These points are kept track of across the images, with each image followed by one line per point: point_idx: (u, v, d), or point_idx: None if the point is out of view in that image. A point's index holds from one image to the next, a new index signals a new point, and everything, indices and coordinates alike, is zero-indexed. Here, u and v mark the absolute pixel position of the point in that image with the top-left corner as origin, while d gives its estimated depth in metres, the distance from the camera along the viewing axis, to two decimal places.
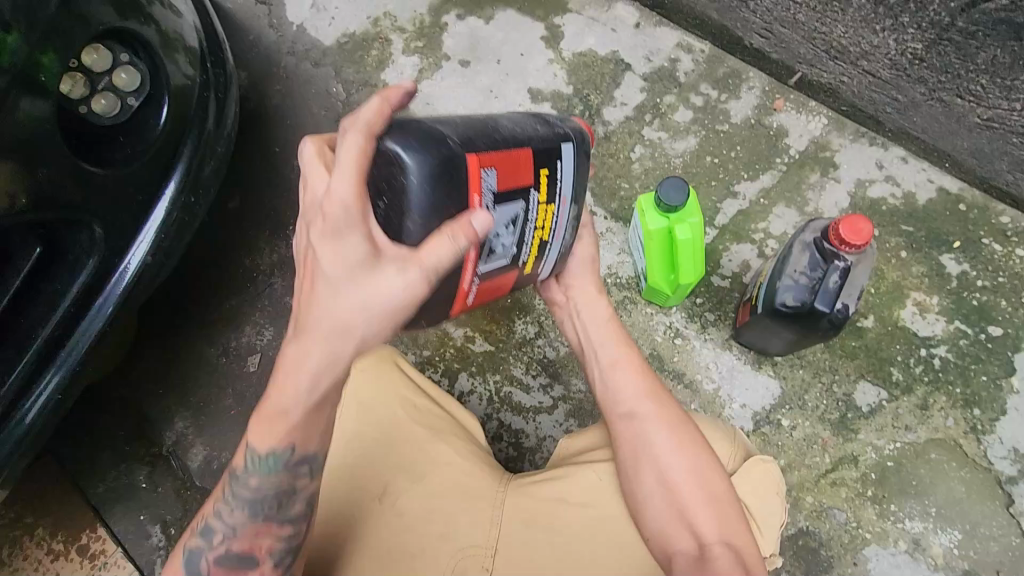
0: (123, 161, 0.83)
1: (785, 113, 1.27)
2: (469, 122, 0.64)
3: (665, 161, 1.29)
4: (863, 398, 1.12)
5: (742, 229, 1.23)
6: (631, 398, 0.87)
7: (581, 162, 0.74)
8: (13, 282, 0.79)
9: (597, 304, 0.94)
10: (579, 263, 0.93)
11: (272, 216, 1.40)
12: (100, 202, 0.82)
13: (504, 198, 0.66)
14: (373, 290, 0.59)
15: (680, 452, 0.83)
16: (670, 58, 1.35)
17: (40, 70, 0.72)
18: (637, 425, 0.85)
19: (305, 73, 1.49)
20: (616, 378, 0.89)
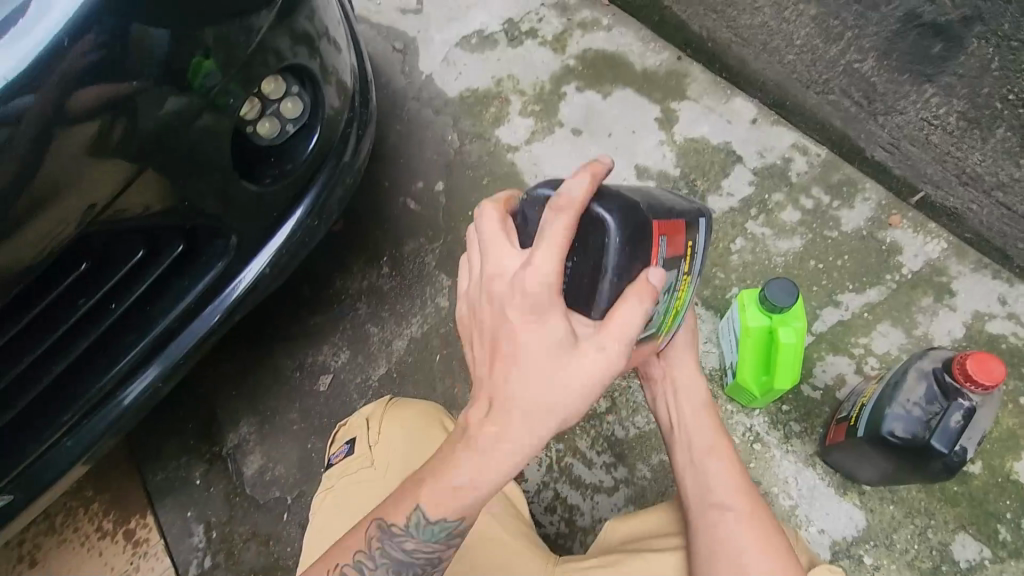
0: (272, 181, 0.90)
1: (900, 230, 1.23)
2: (642, 194, 0.69)
3: (765, 257, 1.27)
4: (961, 552, 1.01)
5: (841, 340, 1.17)
6: (721, 490, 0.81)
7: (719, 229, 0.78)
8: (149, 273, 0.85)
9: (696, 384, 0.91)
10: (682, 339, 0.92)
11: (370, 245, 1.46)
12: (243, 214, 0.88)
13: (668, 269, 0.69)
14: (582, 363, 0.61)
15: (765, 562, 0.73)
16: (783, 157, 1.35)
17: (227, 93, 0.79)
18: (722, 519, 0.77)
19: (425, 119, 1.59)
20: (705, 465, 0.84)
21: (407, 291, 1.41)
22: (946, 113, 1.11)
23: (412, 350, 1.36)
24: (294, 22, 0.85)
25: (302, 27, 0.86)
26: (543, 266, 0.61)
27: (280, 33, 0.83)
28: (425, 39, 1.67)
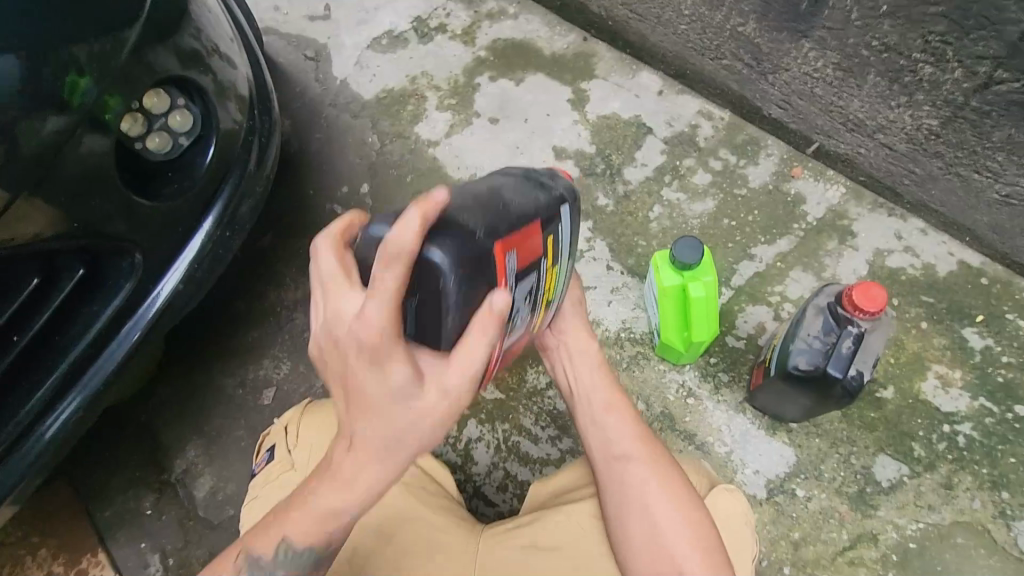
0: (169, 196, 0.89)
1: (802, 181, 1.30)
2: (481, 204, 0.65)
3: (683, 221, 1.32)
4: (883, 473, 1.07)
5: (758, 291, 1.23)
6: (620, 440, 0.86)
7: (575, 216, 0.76)
8: (53, 300, 0.84)
9: (588, 346, 0.95)
10: (567, 306, 0.95)
11: (301, 255, 1.46)
12: (143, 232, 0.88)
13: (520, 280, 0.69)
14: (421, 408, 0.62)
15: (666, 493, 0.81)
16: (690, 124, 1.40)
17: (106, 110, 0.79)
18: (624, 466, 0.84)
19: (344, 123, 1.59)
20: (605, 422, 0.89)
21: None
22: (822, 65, 1.18)
23: None
24: (179, 41, 0.87)
25: (188, 45, 0.89)
26: (376, 314, 0.59)
27: (162, 50, 0.84)
28: (337, 44, 1.67)
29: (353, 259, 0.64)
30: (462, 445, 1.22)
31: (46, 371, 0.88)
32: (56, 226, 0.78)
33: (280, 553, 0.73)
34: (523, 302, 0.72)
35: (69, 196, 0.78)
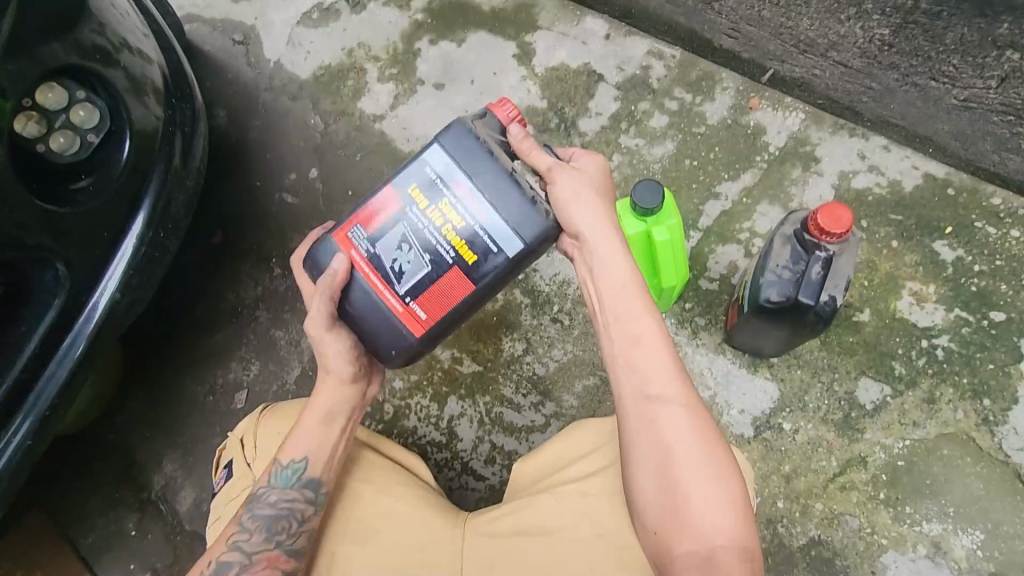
0: (84, 200, 0.83)
1: (761, 111, 1.26)
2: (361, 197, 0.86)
3: (644, 167, 1.28)
4: (866, 396, 1.07)
5: (727, 229, 1.20)
6: (657, 380, 0.75)
7: (461, 143, 0.78)
8: None
9: (620, 266, 0.80)
10: (592, 220, 0.80)
11: (255, 250, 1.39)
12: (61, 241, 0.81)
13: (387, 223, 0.81)
14: (328, 341, 0.85)
15: (695, 444, 0.72)
16: (642, 66, 1.35)
17: None
18: (655, 407, 0.74)
19: (284, 107, 1.51)
20: (636, 355, 0.77)
21: None
22: None
23: None
24: (78, 35, 0.80)
25: (91, 41, 0.82)
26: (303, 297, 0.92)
27: (57, 45, 0.77)
28: (264, 23, 1.57)
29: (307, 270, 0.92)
30: (445, 423, 1.19)
31: None
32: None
33: (261, 492, 0.83)
34: (409, 242, 0.80)
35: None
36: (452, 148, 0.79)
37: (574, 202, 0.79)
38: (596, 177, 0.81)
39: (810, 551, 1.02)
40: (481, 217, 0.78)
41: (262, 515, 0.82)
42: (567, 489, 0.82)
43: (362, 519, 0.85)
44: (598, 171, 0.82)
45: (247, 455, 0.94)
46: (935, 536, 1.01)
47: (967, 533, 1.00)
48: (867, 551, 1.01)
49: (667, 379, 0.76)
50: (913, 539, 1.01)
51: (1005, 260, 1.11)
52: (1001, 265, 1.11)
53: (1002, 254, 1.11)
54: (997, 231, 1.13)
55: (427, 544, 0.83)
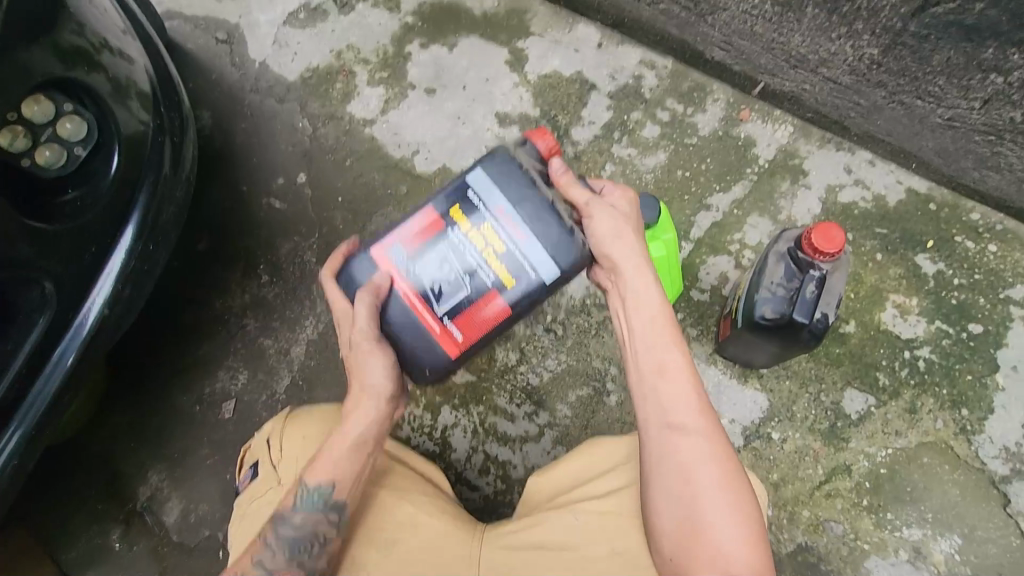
0: (73, 214, 0.81)
1: (751, 123, 1.28)
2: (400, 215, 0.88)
3: (636, 177, 1.29)
4: (851, 406, 1.10)
5: (718, 241, 1.22)
6: (680, 409, 0.77)
7: (506, 172, 0.82)
8: None
9: (650, 298, 0.82)
10: (620, 252, 0.82)
11: (243, 256, 1.37)
12: (53, 258, 0.79)
13: (431, 244, 0.83)
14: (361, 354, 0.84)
15: (712, 475, 0.74)
16: (634, 75, 1.35)
17: None
18: (676, 436, 0.76)
19: (271, 109, 1.48)
20: (661, 384, 0.79)
21: (292, 295, 1.33)
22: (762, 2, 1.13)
23: (312, 353, 1.29)
24: (57, 36, 0.76)
25: (71, 41, 0.78)
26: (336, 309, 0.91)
27: (38, 47, 0.73)
28: (250, 22, 1.54)
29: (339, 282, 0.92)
30: (439, 433, 1.19)
31: None
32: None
33: (287, 513, 0.81)
34: (451, 263, 0.82)
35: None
36: (494, 175, 0.83)
37: (613, 240, 0.82)
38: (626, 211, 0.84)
39: (797, 557, 1.05)
40: (521, 240, 0.81)
41: (285, 537, 0.80)
42: (589, 506, 0.82)
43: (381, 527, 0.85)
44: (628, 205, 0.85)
45: (271, 459, 0.91)
46: (916, 542, 1.04)
47: (946, 538, 1.04)
48: (851, 556, 1.04)
49: (688, 409, 0.77)
50: (895, 545, 1.04)
51: (983, 274, 1.15)
52: (980, 279, 1.15)
53: (980, 268, 1.15)
54: (975, 245, 1.17)
55: (444, 556, 0.83)
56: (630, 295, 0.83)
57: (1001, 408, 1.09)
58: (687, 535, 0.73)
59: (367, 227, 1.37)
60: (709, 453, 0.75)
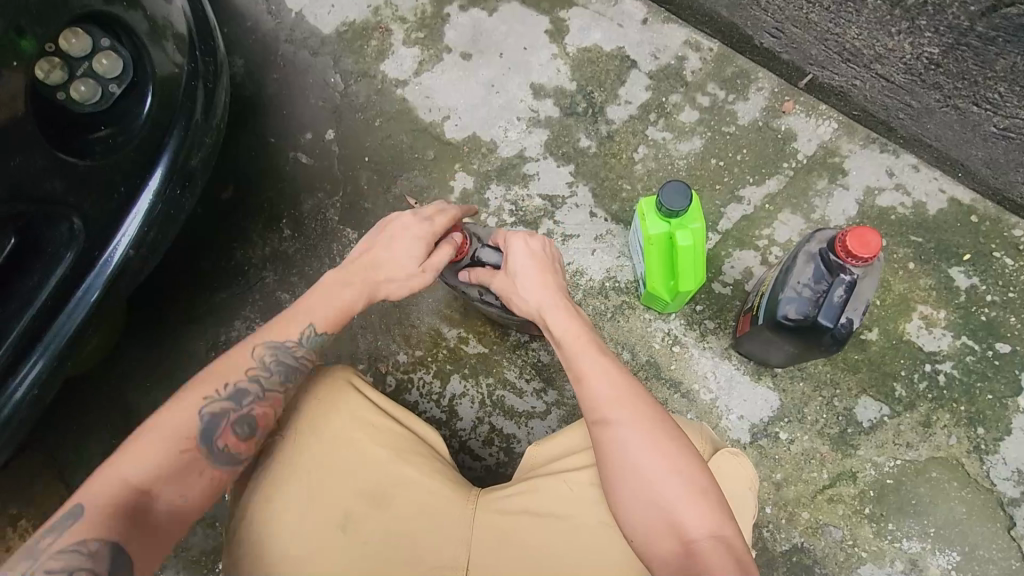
0: (101, 153, 0.81)
1: (794, 116, 1.24)
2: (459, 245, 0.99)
3: (669, 162, 1.26)
4: (864, 413, 1.08)
5: (746, 234, 1.20)
6: (604, 404, 0.80)
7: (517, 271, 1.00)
8: None
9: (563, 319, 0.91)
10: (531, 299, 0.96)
11: (266, 208, 1.37)
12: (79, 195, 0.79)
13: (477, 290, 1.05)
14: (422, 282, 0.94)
15: (655, 455, 0.76)
16: (677, 56, 1.31)
17: (16, 53, 0.68)
18: (604, 431, 0.78)
19: (304, 62, 1.46)
20: (588, 386, 0.83)
21: (313, 252, 1.34)
22: None
23: None
24: None
25: None
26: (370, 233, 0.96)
27: None
28: None
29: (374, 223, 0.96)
30: (446, 401, 1.20)
31: None
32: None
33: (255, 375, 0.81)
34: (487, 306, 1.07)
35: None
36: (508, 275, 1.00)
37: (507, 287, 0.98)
38: (536, 255, 0.97)
39: (792, 557, 1.05)
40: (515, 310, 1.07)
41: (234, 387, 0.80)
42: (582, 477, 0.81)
43: (375, 483, 0.81)
44: (540, 244, 0.98)
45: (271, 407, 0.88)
46: (913, 554, 1.04)
47: (945, 554, 1.04)
48: (846, 561, 1.04)
49: (616, 398, 0.81)
50: (892, 555, 1.04)
51: (1018, 293, 1.11)
52: (1014, 297, 1.11)
53: (1016, 287, 1.12)
54: (1013, 262, 1.13)
55: (438, 519, 0.80)
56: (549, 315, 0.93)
57: (1018, 430, 1.07)
58: (655, 514, 0.73)
59: (392, 189, 1.36)
60: (643, 435, 0.77)
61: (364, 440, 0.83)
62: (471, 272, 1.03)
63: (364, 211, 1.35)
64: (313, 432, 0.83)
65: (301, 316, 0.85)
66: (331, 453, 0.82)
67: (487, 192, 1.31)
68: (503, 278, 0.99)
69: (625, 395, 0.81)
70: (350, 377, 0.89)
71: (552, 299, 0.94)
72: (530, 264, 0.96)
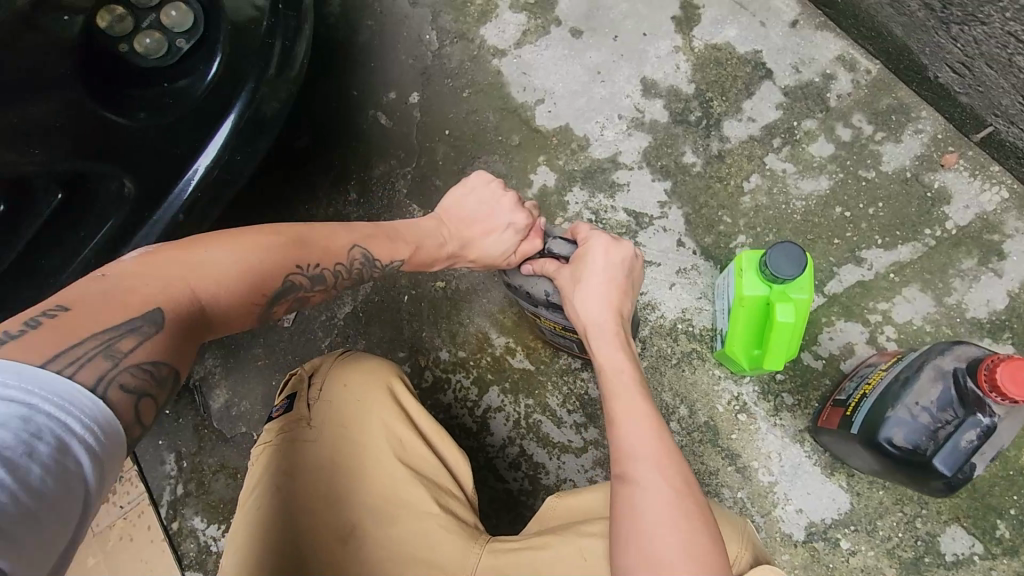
0: (145, 116, 0.83)
1: (953, 173, 1.04)
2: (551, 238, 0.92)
3: (784, 200, 1.08)
4: (949, 545, 0.93)
5: (857, 304, 1.02)
6: (636, 454, 0.68)
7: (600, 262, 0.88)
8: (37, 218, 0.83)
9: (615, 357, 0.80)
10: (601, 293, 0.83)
11: (336, 166, 1.31)
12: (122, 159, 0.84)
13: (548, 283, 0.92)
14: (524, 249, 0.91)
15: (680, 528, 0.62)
16: (824, 74, 1.11)
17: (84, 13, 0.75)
18: (626, 483, 0.66)
19: (400, 12, 1.34)
20: (622, 428, 0.71)
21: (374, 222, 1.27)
22: None
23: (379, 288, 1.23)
24: None
25: None
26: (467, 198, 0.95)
27: None
28: None
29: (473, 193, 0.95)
30: (480, 412, 1.14)
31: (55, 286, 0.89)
32: (12, 151, 0.74)
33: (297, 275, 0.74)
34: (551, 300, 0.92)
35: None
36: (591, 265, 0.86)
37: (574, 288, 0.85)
38: (617, 259, 0.86)
39: None
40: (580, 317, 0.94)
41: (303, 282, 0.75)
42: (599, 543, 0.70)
43: (381, 503, 0.75)
44: (624, 252, 0.87)
45: (310, 393, 0.81)
46: None
47: None
48: None
49: (648, 449, 0.68)
50: None
51: None
52: None
53: None
54: None
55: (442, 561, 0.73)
56: (602, 340, 0.82)
57: None
58: None
59: (467, 171, 1.26)
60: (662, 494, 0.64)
61: (389, 457, 0.77)
62: (535, 265, 0.91)
63: (434, 188, 1.26)
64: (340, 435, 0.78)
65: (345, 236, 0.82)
66: (349, 461, 0.77)
67: (569, 195, 1.18)
68: (573, 274, 0.86)
69: (663, 448, 0.68)
70: (390, 382, 0.82)
71: (613, 324, 0.83)
72: (606, 268, 0.85)
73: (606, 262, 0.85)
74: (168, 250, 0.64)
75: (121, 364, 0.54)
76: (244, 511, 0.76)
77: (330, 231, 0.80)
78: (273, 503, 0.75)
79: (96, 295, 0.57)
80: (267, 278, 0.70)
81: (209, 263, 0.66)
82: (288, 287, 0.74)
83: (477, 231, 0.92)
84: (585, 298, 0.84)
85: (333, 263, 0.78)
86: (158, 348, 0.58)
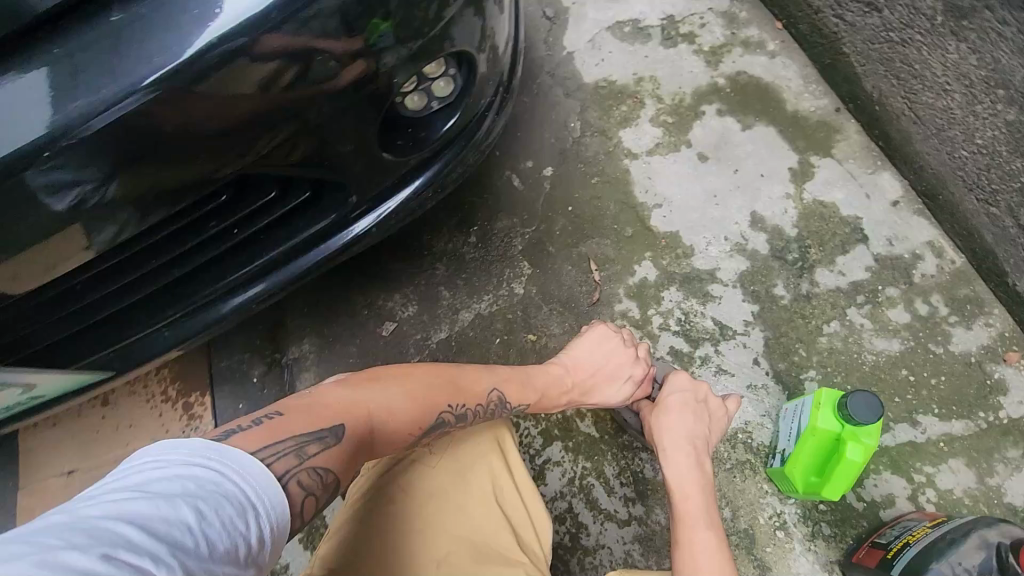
0: (395, 149, 0.95)
1: (1013, 369, 1.16)
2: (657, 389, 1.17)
3: (857, 350, 1.21)
4: None
5: (905, 461, 1.12)
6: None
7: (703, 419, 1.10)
8: (276, 210, 0.91)
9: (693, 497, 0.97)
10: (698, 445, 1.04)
11: (466, 210, 1.48)
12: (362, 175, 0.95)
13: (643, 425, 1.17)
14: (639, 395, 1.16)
15: None
16: (913, 252, 1.26)
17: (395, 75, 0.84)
18: None
19: (555, 98, 1.55)
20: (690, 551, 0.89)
21: (485, 266, 1.42)
22: None
23: (476, 325, 1.37)
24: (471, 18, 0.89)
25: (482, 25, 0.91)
26: (594, 344, 1.16)
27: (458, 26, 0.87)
28: (579, 16, 1.65)
29: (598, 341, 1.16)
30: (539, 462, 1.23)
31: (247, 259, 0.97)
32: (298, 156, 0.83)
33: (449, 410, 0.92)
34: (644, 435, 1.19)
35: (326, 102, 0.80)
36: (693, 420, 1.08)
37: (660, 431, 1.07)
38: (716, 415, 1.09)
39: None
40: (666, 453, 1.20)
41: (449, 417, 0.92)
42: None
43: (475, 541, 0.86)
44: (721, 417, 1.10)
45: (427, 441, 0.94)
46: None
47: None
48: None
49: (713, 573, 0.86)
50: None
51: None
52: None
53: None
54: None
55: None
56: (682, 471, 1.01)
57: None
58: None
59: (579, 246, 1.41)
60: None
61: (487, 504, 0.90)
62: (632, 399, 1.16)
63: (546, 252, 1.42)
64: (450, 477, 0.91)
65: (492, 379, 1.01)
66: (454, 498, 0.89)
67: (664, 292, 1.32)
68: (659, 422, 1.07)
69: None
70: (498, 437, 0.97)
71: (695, 461, 1.02)
72: (686, 417, 1.06)
73: (705, 419, 1.08)
74: (360, 384, 0.85)
75: (305, 463, 0.69)
76: (350, 514, 0.87)
77: (482, 373, 1.01)
78: (381, 514, 0.87)
79: (305, 409, 0.76)
80: (421, 412, 0.88)
81: (388, 396, 0.86)
82: (439, 422, 0.91)
83: (600, 380, 1.13)
84: (670, 444, 1.04)
85: (473, 403, 0.96)
86: (333, 458, 0.73)
